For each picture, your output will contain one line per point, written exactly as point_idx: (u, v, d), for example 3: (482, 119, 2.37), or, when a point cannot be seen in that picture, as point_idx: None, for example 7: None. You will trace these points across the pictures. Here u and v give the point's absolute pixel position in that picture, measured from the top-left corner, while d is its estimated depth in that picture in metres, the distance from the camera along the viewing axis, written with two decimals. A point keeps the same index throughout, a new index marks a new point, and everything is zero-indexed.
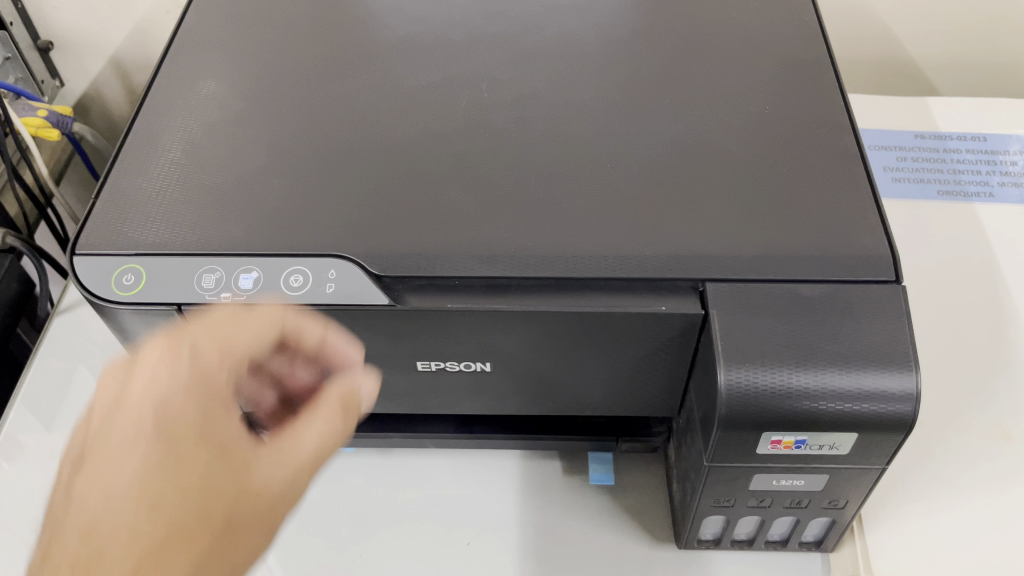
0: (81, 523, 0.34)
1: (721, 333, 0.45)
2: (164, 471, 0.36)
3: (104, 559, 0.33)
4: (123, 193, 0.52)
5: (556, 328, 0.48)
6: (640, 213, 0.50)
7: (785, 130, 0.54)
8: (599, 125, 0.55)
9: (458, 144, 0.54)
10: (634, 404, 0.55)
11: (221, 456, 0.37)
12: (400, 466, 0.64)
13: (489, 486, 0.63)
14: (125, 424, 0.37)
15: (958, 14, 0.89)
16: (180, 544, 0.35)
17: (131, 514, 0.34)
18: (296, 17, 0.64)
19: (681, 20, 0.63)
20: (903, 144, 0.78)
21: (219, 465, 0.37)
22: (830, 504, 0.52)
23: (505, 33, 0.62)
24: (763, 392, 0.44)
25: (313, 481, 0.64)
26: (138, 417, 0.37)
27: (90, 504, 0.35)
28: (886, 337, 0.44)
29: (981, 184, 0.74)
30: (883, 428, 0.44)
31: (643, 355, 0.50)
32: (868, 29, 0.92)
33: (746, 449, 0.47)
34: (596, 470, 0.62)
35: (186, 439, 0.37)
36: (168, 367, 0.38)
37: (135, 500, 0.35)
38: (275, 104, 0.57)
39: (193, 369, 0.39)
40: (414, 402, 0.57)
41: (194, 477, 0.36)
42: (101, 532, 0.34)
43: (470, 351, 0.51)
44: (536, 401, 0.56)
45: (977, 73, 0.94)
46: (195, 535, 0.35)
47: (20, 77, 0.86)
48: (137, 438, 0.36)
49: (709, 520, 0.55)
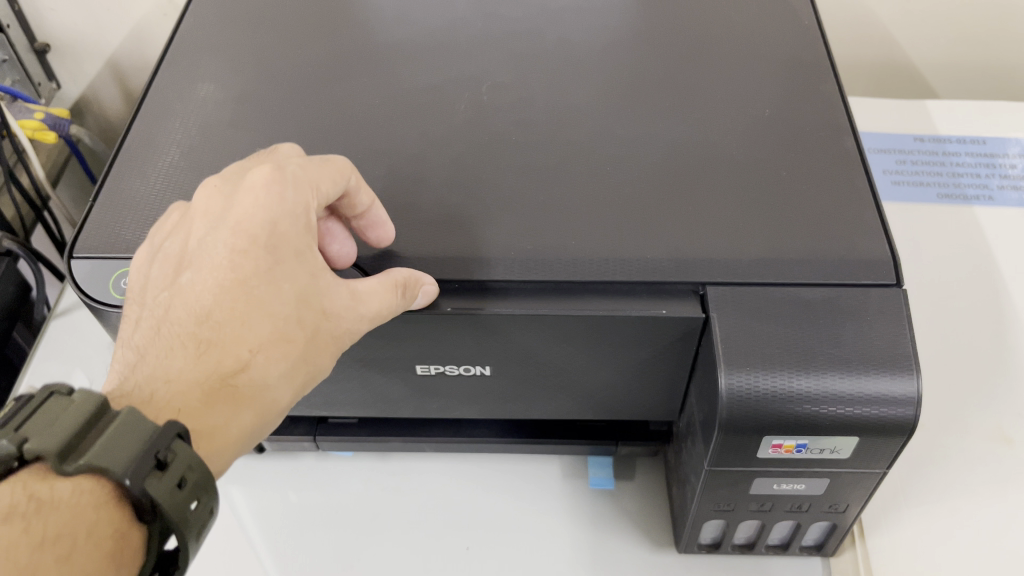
0: (199, 311, 0.39)
1: (722, 337, 0.45)
2: (269, 278, 0.40)
3: (217, 371, 0.39)
4: (121, 196, 0.51)
5: (555, 332, 0.48)
6: (640, 217, 0.50)
7: (785, 133, 0.54)
8: (599, 127, 0.55)
9: (458, 146, 0.54)
10: (634, 409, 0.55)
11: (314, 290, 0.41)
12: (400, 470, 0.64)
13: (489, 491, 0.62)
14: (239, 233, 0.40)
15: (957, 17, 0.89)
16: (279, 350, 0.40)
17: (241, 328, 0.39)
18: (295, 20, 0.63)
19: (681, 23, 0.63)
20: (902, 147, 0.78)
21: (310, 288, 0.41)
22: (830, 508, 0.51)
23: (504, 36, 0.62)
24: (764, 396, 0.43)
25: (311, 486, 0.63)
26: (251, 221, 0.40)
27: (206, 295, 0.40)
28: (887, 341, 0.44)
29: (980, 188, 0.74)
30: (884, 432, 0.44)
31: (644, 359, 0.50)
32: (866, 33, 0.92)
33: (747, 453, 0.47)
34: (596, 474, 0.62)
35: (284, 264, 0.40)
36: (274, 194, 0.41)
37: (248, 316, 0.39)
38: (274, 106, 0.57)
39: (297, 199, 0.42)
40: (413, 406, 0.56)
41: (291, 290, 0.40)
42: (217, 334, 0.39)
43: (470, 355, 0.50)
44: (535, 404, 0.55)
45: (976, 76, 0.94)
46: (292, 343, 0.41)
47: (18, 79, 0.86)
48: (247, 252, 0.40)
49: (709, 524, 0.54)
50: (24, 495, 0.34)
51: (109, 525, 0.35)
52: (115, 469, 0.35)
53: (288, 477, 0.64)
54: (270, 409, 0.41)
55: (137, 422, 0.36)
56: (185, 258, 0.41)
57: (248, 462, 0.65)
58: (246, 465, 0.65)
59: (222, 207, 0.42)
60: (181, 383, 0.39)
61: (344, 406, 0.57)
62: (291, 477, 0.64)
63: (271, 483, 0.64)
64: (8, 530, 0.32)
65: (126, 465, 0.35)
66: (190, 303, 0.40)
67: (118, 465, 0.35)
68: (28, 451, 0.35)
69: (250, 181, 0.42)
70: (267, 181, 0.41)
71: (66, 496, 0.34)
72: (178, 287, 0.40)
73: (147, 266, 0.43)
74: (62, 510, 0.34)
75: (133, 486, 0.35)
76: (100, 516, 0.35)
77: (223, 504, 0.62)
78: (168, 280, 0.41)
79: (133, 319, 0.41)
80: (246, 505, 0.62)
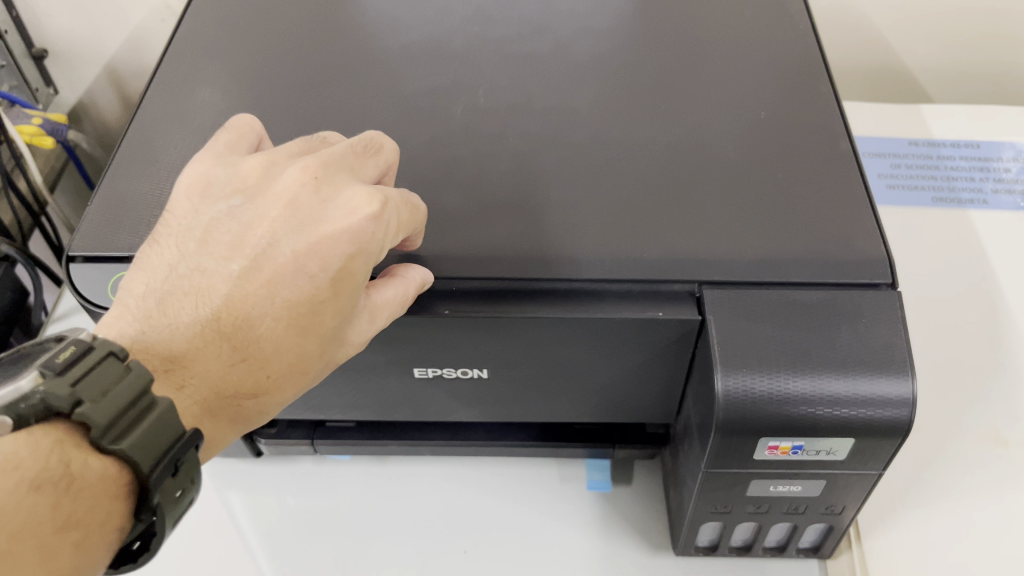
0: (241, 317, 0.40)
1: (718, 339, 0.45)
2: (319, 313, 0.40)
3: (234, 379, 0.40)
4: (119, 200, 0.51)
5: (553, 334, 0.48)
6: (637, 219, 0.50)
7: (780, 137, 0.54)
8: (595, 132, 0.55)
9: (456, 149, 0.54)
10: (632, 411, 0.55)
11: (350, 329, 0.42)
12: (397, 474, 0.64)
13: (486, 494, 0.63)
14: (311, 255, 0.40)
15: (951, 23, 0.89)
16: (295, 381, 0.41)
17: (273, 351, 0.40)
18: (293, 25, 0.64)
19: (677, 27, 0.63)
20: (897, 151, 0.79)
21: (346, 328, 0.41)
22: (827, 509, 0.52)
23: (501, 40, 0.62)
24: (761, 398, 0.44)
25: (309, 489, 0.63)
26: (326, 251, 0.40)
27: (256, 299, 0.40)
28: (882, 342, 0.44)
29: (975, 191, 0.75)
30: (880, 434, 0.44)
31: (641, 361, 0.50)
32: (861, 38, 0.93)
33: (745, 454, 0.47)
34: (595, 476, 0.62)
35: (339, 304, 0.40)
36: (360, 233, 0.40)
37: (285, 342, 0.40)
38: (272, 111, 0.57)
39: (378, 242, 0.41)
40: (411, 409, 0.57)
41: (330, 329, 0.41)
42: (251, 346, 0.40)
43: (468, 358, 0.51)
44: (533, 407, 0.55)
45: (969, 81, 0.95)
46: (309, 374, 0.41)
47: (15, 85, 0.86)
48: (310, 279, 0.39)
49: (706, 526, 0.55)
50: (59, 462, 0.34)
51: (117, 518, 0.35)
52: (143, 463, 0.36)
53: (286, 480, 0.64)
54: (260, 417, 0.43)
55: (173, 422, 0.37)
56: (246, 245, 0.41)
57: (245, 465, 0.65)
58: (245, 470, 0.65)
59: (306, 213, 0.41)
60: (202, 380, 0.40)
61: (341, 409, 0.57)
62: (288, 480, 0.64)
63: (270, 487, 0.64)
64: (40, 500, 0.32)
65: (153, 467, 0.36)
66: (236, 302, 0.40)
67: (149, 462, 0.36)
68: (77, 414, 0.35)
69: (350, 205, 0.41)
70: (361, 219, 0.40)
71: (96, 476, 0.35)
72: (229, 272, 0.40)
73: (200, 216, 0.42)
74: (89, 494, 0.34)
75: (155, 488, 0.36)
76: (115, 508, 0.35)
77: (220, 507, 0.62)
78: (220, 254, 0.40)
79: (168, 269, 0.41)
80: (243, 508, 0.63)
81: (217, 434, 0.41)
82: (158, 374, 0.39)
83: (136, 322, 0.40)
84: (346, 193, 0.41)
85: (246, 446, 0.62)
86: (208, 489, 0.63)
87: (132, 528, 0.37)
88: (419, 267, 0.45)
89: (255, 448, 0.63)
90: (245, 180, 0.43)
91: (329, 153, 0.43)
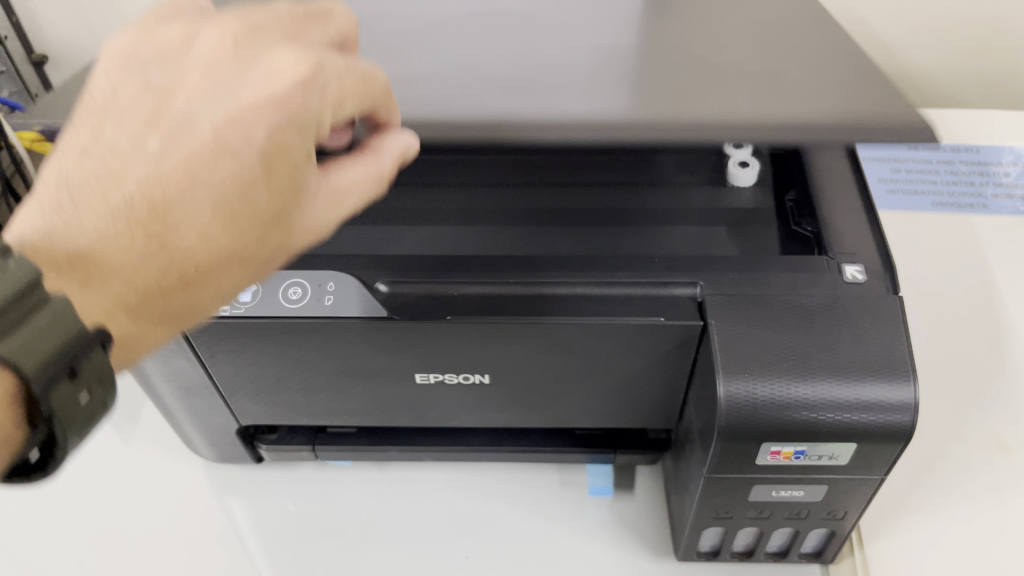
0: (162, 194, 0.36)
1: (720, 344, 0.45)
2: (251, 187, 0.37)
3: (157, 270, 0.36)
4: None
5: (555, 340, 0.48)
6: (638, 146, 0.48)
7: None
8: None
9: (451, 82, 0.52)
10: (633, 416, 0.55)
11: (291, 208, 0.39)
12: (398, 480, 0.64)
13: (488, 500, 0.62)
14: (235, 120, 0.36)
15: (950, 30, 0.90)
16: (230, 269, 0.38)
17: (200, 236, 0.36)
18: None
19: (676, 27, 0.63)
20: (897, 155, 0.78)
21: (288, 208, 0.39)
22: (829, 515, 0.52)
23: None
24: (763, 402, 0.44)
25: (309, 495, 0.63)
26: (253, 118, 0.36)
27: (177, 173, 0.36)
28: (884, 347, 0.44)
29: (974, 196, 0.75)
30: (882, 438, 0.44)
31: (643, 366, 0.50)
32: (861, 44, 0.93)
33: (747, 460, 0.47)
34: (596, 482, 0.62)
35: (273, 175, 0.37)
36: (291, 107, 0.37)
37: (213, 225, 0.36)
38: None
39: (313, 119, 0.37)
40: (412, 415, 0.56)
41: (265, 208, 0.37)
42: (174, 232, 0.36)
43: (469, 363, 0.51)
44: (535, 412, 0.55)
45: (970, 86, 0.95)
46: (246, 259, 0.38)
47: (15, 91, 0.86)
48: (236, 153, 0.36)
49: (708, 531, 0.55)
50: None
51: None
52: (27, 367, 0.31)
53: (286, 487, 0.64)
54: (192, 318, 0.39)
55: (68, 320, 0.32)
56: (163, 117, 0.37)
57: (245, 471, 0.65)
58: (245, 476, 0.65)
59: (228, 82, 0.38)
60: (120, 277, 0.35)
61: (343, 415, 0.57)
62: (289, 487, 0.64)
63: (270, 493, 0.64)
64: None
65: (38, 368, 0.31)
66: (155, 179, 0.36)
67: (32, 365, 0.31)
68: None
69: (274, 67, 0.38)
70: (289, 81, 0.37)
71: None
72: (144, 148, 0.36)
73: (113, 94, 0.39)
74: None
75: (43, 392, 0.32)
76: None
77: (220, 513, 0.62)
78: (136, 129, 0.37)
79: (77, 151, 0.37)
80: (243, 514, 0.62)
81: (142, 336, 0.38)
82: (65, 271, 0.34)
83: (42, 214, 0.35)
84: (269, 56, 0.38)
85: (247, 453, 0.62)
86: (208, 495, 0.63)
87: (26, 435, 0.33)
88: (403, 137, 0.43)
89: (255, 454, 0.63)
90: (161, 55, 0.40)
91: (259, 18, 0.42)
